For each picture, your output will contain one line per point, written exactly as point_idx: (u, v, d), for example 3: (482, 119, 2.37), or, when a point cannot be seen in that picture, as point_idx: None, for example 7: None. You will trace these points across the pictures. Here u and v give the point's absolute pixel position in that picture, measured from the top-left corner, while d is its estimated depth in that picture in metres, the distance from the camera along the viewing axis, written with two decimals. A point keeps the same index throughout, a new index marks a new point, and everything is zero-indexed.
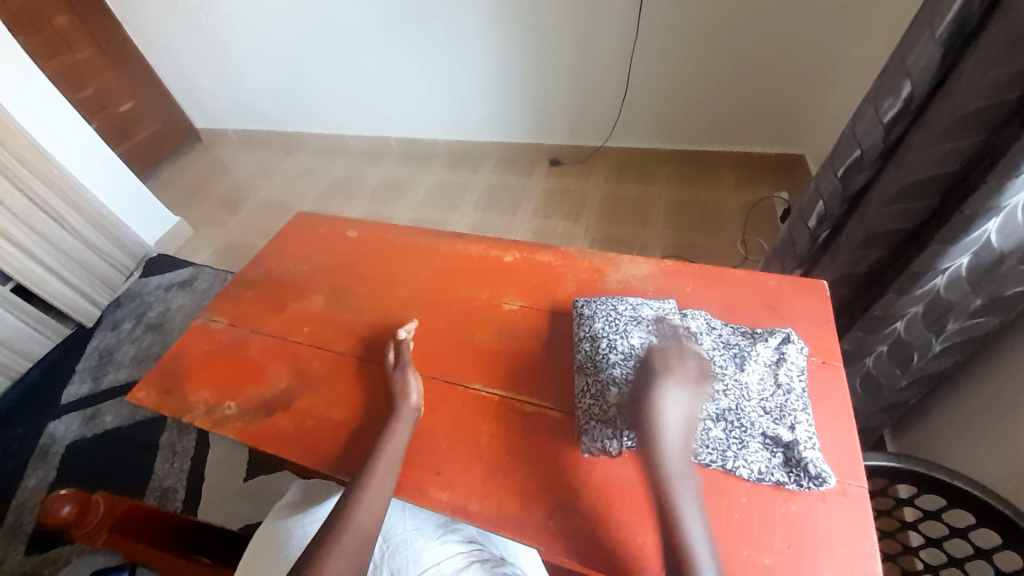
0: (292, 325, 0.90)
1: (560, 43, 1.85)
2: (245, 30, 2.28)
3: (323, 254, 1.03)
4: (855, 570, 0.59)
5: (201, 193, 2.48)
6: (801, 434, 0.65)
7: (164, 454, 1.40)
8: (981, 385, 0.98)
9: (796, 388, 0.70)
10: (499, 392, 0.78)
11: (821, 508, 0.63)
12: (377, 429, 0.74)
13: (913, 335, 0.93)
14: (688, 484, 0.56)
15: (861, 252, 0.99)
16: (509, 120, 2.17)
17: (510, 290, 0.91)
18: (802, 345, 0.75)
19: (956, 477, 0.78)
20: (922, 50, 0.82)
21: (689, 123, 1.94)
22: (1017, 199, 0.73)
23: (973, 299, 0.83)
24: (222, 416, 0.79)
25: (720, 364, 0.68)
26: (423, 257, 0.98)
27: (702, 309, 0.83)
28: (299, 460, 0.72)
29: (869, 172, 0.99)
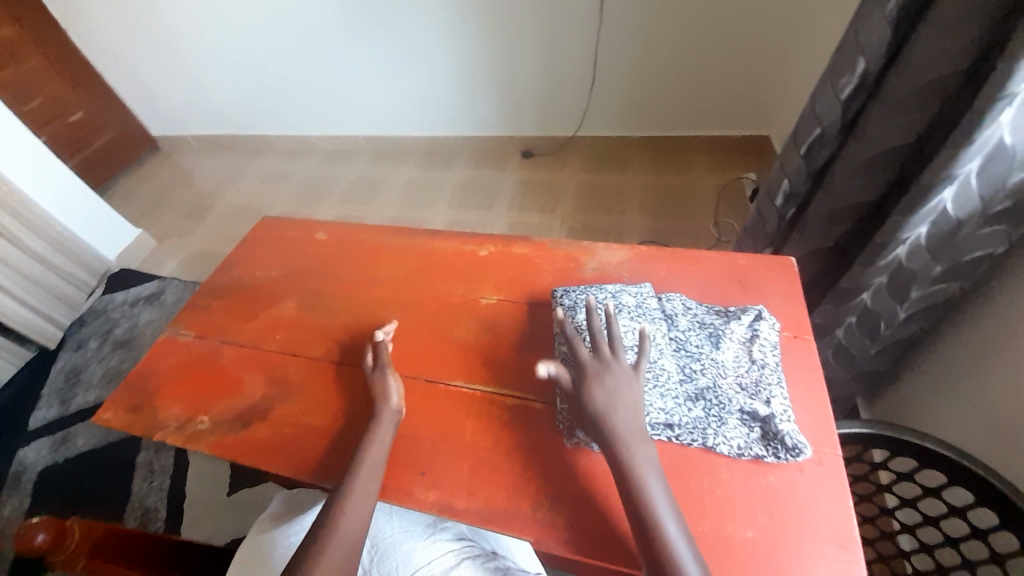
0: (264, 333, 0.88)
1: (527, 30, 1.83)
2: (199, 30, 2.19)
3: (292, 259, 1.00)
4: (836, 540, 0.56)
5: (165, 201, 2.40)
6: (777, 407, 0.63)
7: (142, 474, 1.40)
8: (951, 348, 1.01)
9: (771, 362, 0.68)
10: (482, 387, 0.75)
11: (800, 478, 0.60)
12: (356, 433, 0.72)
13: (880, 305, 0.96)
14: (645, 462, 0.55)
15: (829, 226, 1.01)
16: (480, 114, 2.14)
17: (486, 284, 0.88)
18: (773, 322, 0.73)
19: (925, 438, 0.81)
20: (875, 26, 0.83)
21: (660, 101, 1.93)
22: (971, 166, 0.75)
23: (934, 266, 0.86)
24: (197, 431, 0.78)
25: (695, 344, 0.69)
26: (395, 256, 0.96)
27: (681, 291, 0.81)
28: (279, 469, 0.71)
29: (831, 148, 0.99)
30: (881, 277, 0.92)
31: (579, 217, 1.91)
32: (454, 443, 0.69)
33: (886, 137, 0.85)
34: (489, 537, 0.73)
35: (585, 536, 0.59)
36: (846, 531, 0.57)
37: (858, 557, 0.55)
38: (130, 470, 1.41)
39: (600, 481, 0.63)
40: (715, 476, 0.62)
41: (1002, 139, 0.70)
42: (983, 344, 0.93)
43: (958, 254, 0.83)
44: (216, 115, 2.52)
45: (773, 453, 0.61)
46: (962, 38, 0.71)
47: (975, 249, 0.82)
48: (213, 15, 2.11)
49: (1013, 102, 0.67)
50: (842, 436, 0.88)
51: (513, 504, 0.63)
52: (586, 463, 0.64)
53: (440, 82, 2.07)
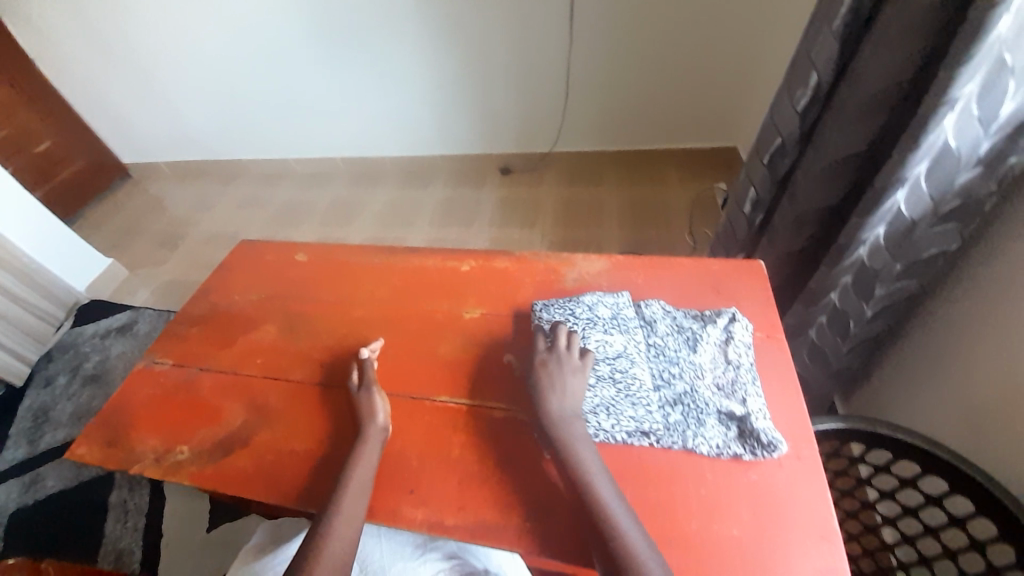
0: (244, 358, 0.87)
1: (500, 52, 1.88)
2: (170, 58, 2.18)
3: (271, 282, 0.99)
4: (817, 534, 0.58)
5: (137, 230, 2.35)
6: (752, 405, 0.65)
7: (115, 514, 1.33)
8: (917, 341, 1.05)
9: (745, 363, 0.70)
10: (467, 401, 0.75)
11: (780, 475, 0.62)
12: (341, 455, 0.71)
13: (848, 304, 1.00)
14: (582, 439, 0.62)
15: (795, 231, 1.05)
16: (456, 134, 2.17)
17: (469, 299, 0.89)
18: (746, 322, 0.75)
19: (898, 430, 0.84)
20: (824, 43, 0.88)
21: (631, 116, 2.00)
22: (920, 169, 0.79)
23: (894, 265, 0.91)
24: (176, 462, 0.75)
25: (673, 349, 0.71)
26: (376, 275, 0.96)
27: (659, 298, 0.83)
28: (263, 497, 0.69)
29: (792, 157, 1.04)
30: (847, 277, 0.96)
31: (559, 231, 1.94)
32: (441, 459, 0.69)
33: (840, 146, 0.91)
34: (480, 553, 0.72)
35: (574, 544, 0.60)
36: (827, 522, 0.58)
37: (839, 546, 0.57)
38: (103, 510, 1.35)
39: None
40: (698, 478, 0.63)
41: (947, 142, 0.76)
42: (945, 336, 0.98)
43: (916, 253, 0.89)
44: (189, 142, 2.49)
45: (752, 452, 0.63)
46: (902, 51, 0.77)
47: (930, 247, 0.88)
48: (185, 43, 2.11)
49: (953, 109, 0.72)
50: (821, 432, 0.90)
51: (502, 517, 0.63)
52: None
53: (416, 104, 2.11)
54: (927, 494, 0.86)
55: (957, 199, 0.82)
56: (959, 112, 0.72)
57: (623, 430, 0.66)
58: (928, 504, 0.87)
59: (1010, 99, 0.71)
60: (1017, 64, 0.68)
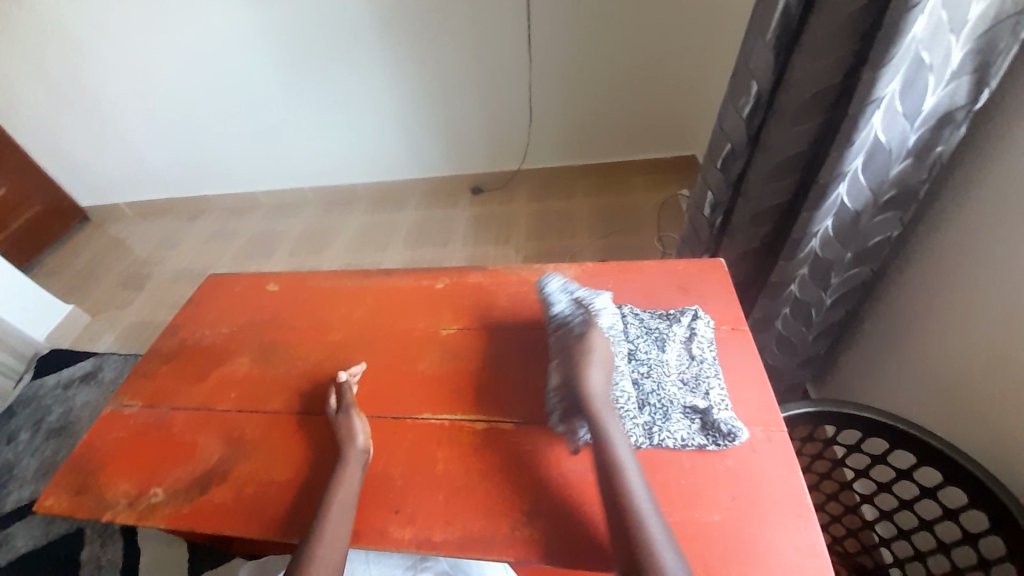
0: (218, 392, 0.85)
1: (462, 75, 1.94)
2: (129, 97, 2.16)
3: (243, 314, 0.98)
4: (793, 511, 0.60)
5: (99, 273, 2.27)
6: (715, 399, 0.68)
7: (88, 572, 1.26)
8: (875, 324, 1.11)
9: (708, 357, 0.73)
10: (448, 416, 0.75)
11: (754, 458, 0.64)
12: (323, 483, 0.70)
13: (808, 294, 1.05)
14: (621, 435, 0.62)
15: (753, 229, 1.11)
16: (425, 156, 2.20)
17: (444, 315, 0.90)
18: (708, 320, 0.79)
19: (864, 408, 0.89)
20: (759, 53, 0.95)
21: (593, 130, 2.07)
22: (856, 164, 0.85)
23: (844, 253, 0.97)
24: (150, 505, 0.73)
25: (642, 350, 0.72)
26: (351, 298, 0.96)
27: (629, 300, 0.86)
28: (244, 531, 0.67)
29: (743, 160, 1.10)
30: (803, 268, 1.01)
31: (532, 244, 1.98)
32: (426, 475, 0.69)
33: (784, 146, 0.97)
34: (471, 566, 0.71)
35: (564, 546, 0.60)
36: (801, 500, 0.61)
37: (814, 522, 0.59)
38: (72, 569, 1.27)
39: (572, 490, 0.65)
40: (676, 470, 0.65)
41: (878, 137, 0.82)
42: (899, 317, 1.05)
43: (862, 241, 0.95)
44: (152, 180, 2.45)
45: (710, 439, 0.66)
46: (830, 57, 0.84)
47: (874, 234, 0.95)
48: (146, 81, 2.09)
49: (879, 106, 0.78)
50: (795, 417, 0.94)
51: (490, 528, 0.63)
52: (557, 474, 0.66)
53: (383, 129, 2.13)
54: (899, 469, 0.90)
55: (892, 188, 0.88)
56: (885, 108, 0.79)
57: None
58: (901, 479, 0.91)
59: (931, 94, 0.78)
60: (934, 63, 0.74)
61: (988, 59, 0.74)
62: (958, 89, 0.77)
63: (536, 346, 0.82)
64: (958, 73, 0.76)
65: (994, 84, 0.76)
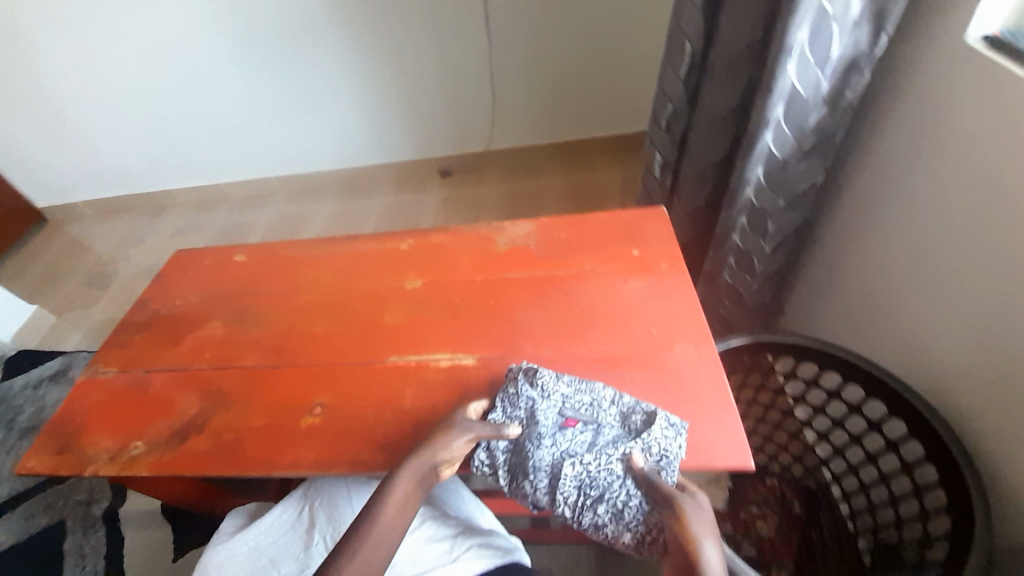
0: (192, 354, 0.88)
1: (423, 55, 1.96)
2: (79, 90, 2.10)
3: (214, 284, 1.01)
4: (721, 408, 0.69)
5: (61, 273, 2.23)
6: (533, 483, 0.63)
7: (72, 560, 1.33)
8: (808, 268, 1.22)
9: (599, 476, 0.62)
10: (414, 357, 0.81)
11: (686, 369, 0.73)
12: (301, 422, 0.75)
13: (749, 244, 1.14)
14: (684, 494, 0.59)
15: (697, 185, 1.20)
16: (391, 142, 2.23)
17: (409, 273, 0.95)
18: (676, 447, 0.64)
19: (793, 336, 0.96)
20: (690, 17, 1.03)
21: (555, 109, 2.12)
22: (778, 114, 0.93)
23: (777, 201, 1.06)
24: (131, 457, 0.76)
25: (583, 453, 0.64)
26: (320, 263, 1.01)
27: (579, 251, 0.92)
28: (225, 473, 0.72)
29: (685, 120, 1.18)
30: (743, 217, 1.10)
31: None
32: (398, 408, 0.75)
33: (719, 103, 1.05)
34: (468, 505, 0.85)
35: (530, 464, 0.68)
36: (726, 396, 0.70)
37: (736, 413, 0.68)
38: (56, 561, 1.33)
39: None
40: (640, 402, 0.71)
41: (794, 87, 0.89)
42: (828, 260, 1.14)
43: (791, 188, 1.04)
44: (111, 176, 2.39)
45: (478, 470, 0.66)
46: (750, 13, 0.92)
47: (801, 181, 1.04)
48: (98, 75, 2.05)
49: (793, 57, 0.86)
50: (735, 350, 0.99)
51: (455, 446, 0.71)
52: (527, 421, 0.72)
53: (347, 116, 2.15)
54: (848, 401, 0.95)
55: (813, 136, 0.97)
56: (798, 59, 0.86)
57: (497, 414, 0.69)
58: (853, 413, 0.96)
59: (837, 43, 0.85)
60: (836, 12, 0.81)
61: (881, 7, 0.82)
62: (860, 36, 0.85)
63: (497, 293, 0.88)
64: (857, 23, 0.83)
65: (889, 30, 0.84)
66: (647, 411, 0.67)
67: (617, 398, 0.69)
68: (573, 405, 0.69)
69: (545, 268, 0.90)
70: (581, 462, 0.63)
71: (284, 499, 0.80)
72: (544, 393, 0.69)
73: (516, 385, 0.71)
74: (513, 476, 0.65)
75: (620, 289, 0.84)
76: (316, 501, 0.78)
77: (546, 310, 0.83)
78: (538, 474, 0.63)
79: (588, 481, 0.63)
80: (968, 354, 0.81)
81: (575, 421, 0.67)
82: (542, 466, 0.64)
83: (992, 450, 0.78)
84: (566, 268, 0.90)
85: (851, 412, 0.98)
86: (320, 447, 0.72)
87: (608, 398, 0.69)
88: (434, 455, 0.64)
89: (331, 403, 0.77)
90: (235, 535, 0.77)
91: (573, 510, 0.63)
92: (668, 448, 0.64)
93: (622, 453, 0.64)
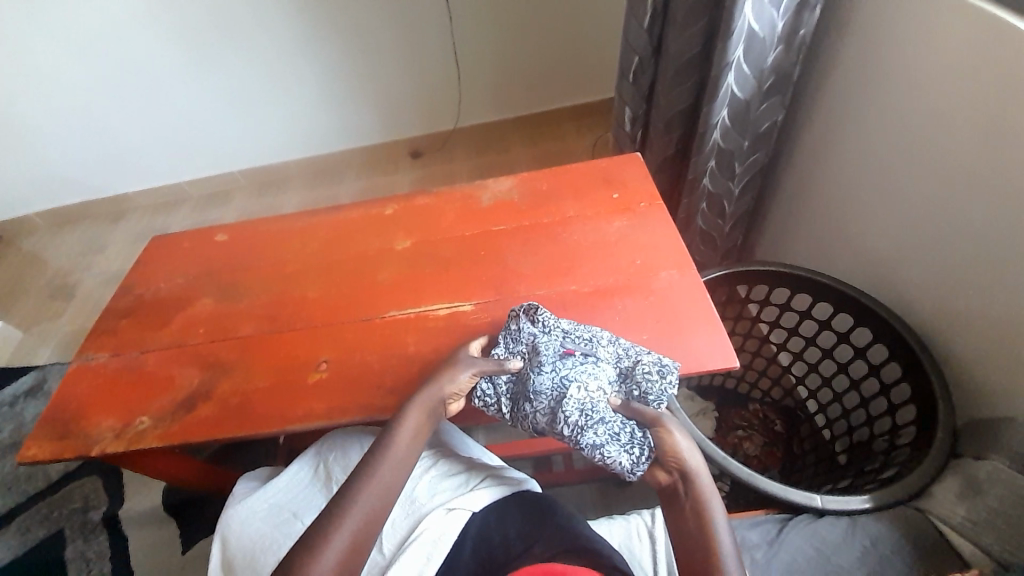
0: (186, 332, 0.88)
1: (383, 32, 1.93)
2: (16, 92, 1.97)
3: (198, 265, 1.00)
4: (705, 324, 0.75)
5: (19, 288, 2.12)
6: (535, 405, 0.67)
7: (77, 566, 1.31)
8: (773, 207, 1.29)
9: (597, 403, 0.66)
10: (412, 310, 0.83)
11: (670, 293, 0.78)
12: (308, 378, 0.77)
13: (719, 186, 1.19)
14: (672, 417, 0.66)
15: (666, 134, 1.24)
16: (357, 125, 2.19)
17: (397, 234, 0.96)
18: (669, 385, 0.68)
19: (769, 264, 1.02)
20: None
21: (521, 80, 2.13)
22: (738, 54, 0.98)
23: (743, 142, 1.11)
24: (139, 432, 0.77)
25: (583, 379, 0.67)
26: (305, 235, 1.01)
27: (561, 200, 0.95)
28: (239, 434, 0.73)
29: (650, 70, 1.22)
30: (711, 160, 1.15)
31: None
32: (402, 355, 0.77)
33: (681, 48, 1.08)
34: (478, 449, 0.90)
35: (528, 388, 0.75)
36: (708, 313, 0.75)
37: (719, 326, 0.74)
38: (59, 569, 1.31)
39: None
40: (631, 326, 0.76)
41: (751, 26, 0.94)
42: (791, 196, 1.21)
43: (754, 127, 1.09)
44: (60, 182, 2.27)
45: (482, 402, 0.71)
46: None
47: (763, 120, 1.09)
48: (34, 73, 1.93)
49: None
50: (716, 285, 1.04)
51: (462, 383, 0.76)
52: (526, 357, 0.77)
53: (311, 102, 2.10)
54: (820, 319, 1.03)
55: (771, 74, 1.02)
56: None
57: (500, 350, 0.73)
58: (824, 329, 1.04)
59: None
60: None
61: None
62: None
63: (486, 245, 0.91)
64: None
65: None
66: (637, 353, 0.71)
67: (614, 339, 0.73)
68: (572, 338, 0.72)
69: (531, 219, 0.93)
70: (582, 387, 0.66)
71: (298, 458, 0.83)
72: (544, 327, 0.73)
73: (518, 322, 0.74)
74: (514, 402, 0.70)
75: (603, 229, 0.88)
76: (332, 455, 0.81)
77: (535, 256, 0.87)
78: (539, 399, 0.67)
79: (588, 406, 0.66)
80: (923, 264, 0.89)
81: (574, 351, 0.71)
82: (543, 390, 0.67)
83: (949, 346, 0.87)
84: (550, 216, 0.93)
85: (822, 329, 1.06)
86: (331, 399, 0.74)
87: (605, 337, 0.72)
88: (441, 388, 0.69)
89: (335, 358, 0.79)
90: (255, 493, 0.81)
91: (572, 431, 0.65)
92: (660, 385, 0.68)
93: (615, 386, 0.69)
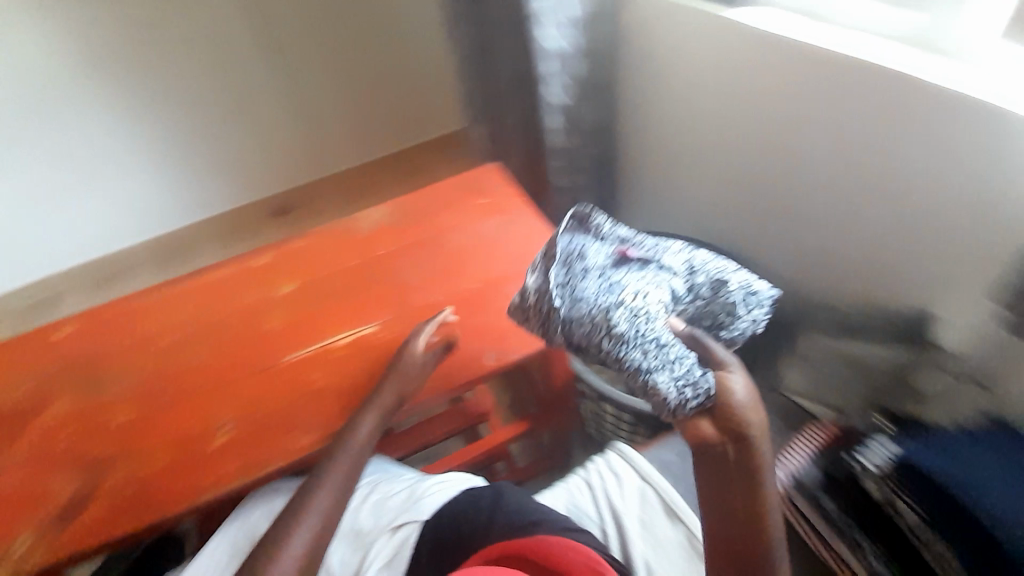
0: (47, 436, 0.77)
1: (177, 80, 1.53)
2: None
3: (37, 363, 0.86)
4: None
5: None
6: (583, 308, 0.66)
7: None
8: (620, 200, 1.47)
9: (652, 311, 0.65)
10: (310, 347, 0.83)
11: None
12: (215, 443, 0.74)
13: (567, 179, 1.37)
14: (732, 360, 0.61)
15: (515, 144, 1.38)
16: (179, 193, 1.75)
17: (277, 278, 0.93)
18: (765, 308, 0.68)
19: None
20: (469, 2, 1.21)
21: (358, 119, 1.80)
22: (551, 68, 1.16)
23: (576, 139, 1.30)
24: (18, 557, 0.67)
25: (637, 285, 0.67)
26: (168, 300, 0.92)
27: (435, 217, 1.01)
28: (153, 522, 0.69)
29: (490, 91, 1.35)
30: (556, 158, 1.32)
31: None
32: (311, 394, 0.78)
33: (507, 73, 1.24)
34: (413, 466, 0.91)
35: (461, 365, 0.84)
36: None
37: None
38: None
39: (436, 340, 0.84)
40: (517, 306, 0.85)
41: (556, 44, 1.13)
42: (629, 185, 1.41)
43: (582, 127, 1.29)
44: None
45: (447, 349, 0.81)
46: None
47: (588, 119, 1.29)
48: None
49: (545, 19, 1.09)
50: None
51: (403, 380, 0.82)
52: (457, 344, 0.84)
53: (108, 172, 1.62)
54: None
55: (582, 82, 1.22)
56: (550, 21, 1.09)
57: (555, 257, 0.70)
58: None
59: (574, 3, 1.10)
60: None
61: None
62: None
63: (371, 271, 0.93)
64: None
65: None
66: (722, 274, 0.69)
67: (687, 254, 0.73)
68: (634, 246, 0.73)
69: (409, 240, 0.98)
70: (639, 295, 0.66)
71: (218, 531, 0.75)
72: (604, 233, 0.73)
73: (579, 226, 0.72)
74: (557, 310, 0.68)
75: (477, 231, 0.97)
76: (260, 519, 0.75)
77: (420, 271, 0.92)
78: (600, 307, 0.66)
79: (641, 311, 0.65)
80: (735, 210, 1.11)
81: (632, 257, 0.71)
82: (589, 296, 0.67)
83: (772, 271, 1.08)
84: (428, 231, 0.98)
85: None
86: (247, 456, 0.73)
87: (674, 247, 0.73)
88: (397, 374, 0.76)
89: (239, 416, 0.76)
90: None
91: (621, 340, 0.64)
92: (734, 306, 0.68)
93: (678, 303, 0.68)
